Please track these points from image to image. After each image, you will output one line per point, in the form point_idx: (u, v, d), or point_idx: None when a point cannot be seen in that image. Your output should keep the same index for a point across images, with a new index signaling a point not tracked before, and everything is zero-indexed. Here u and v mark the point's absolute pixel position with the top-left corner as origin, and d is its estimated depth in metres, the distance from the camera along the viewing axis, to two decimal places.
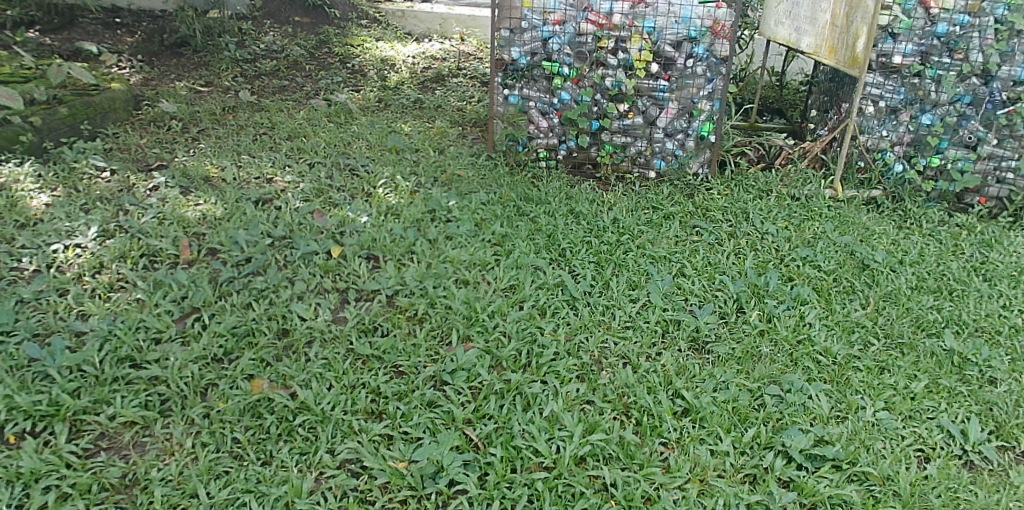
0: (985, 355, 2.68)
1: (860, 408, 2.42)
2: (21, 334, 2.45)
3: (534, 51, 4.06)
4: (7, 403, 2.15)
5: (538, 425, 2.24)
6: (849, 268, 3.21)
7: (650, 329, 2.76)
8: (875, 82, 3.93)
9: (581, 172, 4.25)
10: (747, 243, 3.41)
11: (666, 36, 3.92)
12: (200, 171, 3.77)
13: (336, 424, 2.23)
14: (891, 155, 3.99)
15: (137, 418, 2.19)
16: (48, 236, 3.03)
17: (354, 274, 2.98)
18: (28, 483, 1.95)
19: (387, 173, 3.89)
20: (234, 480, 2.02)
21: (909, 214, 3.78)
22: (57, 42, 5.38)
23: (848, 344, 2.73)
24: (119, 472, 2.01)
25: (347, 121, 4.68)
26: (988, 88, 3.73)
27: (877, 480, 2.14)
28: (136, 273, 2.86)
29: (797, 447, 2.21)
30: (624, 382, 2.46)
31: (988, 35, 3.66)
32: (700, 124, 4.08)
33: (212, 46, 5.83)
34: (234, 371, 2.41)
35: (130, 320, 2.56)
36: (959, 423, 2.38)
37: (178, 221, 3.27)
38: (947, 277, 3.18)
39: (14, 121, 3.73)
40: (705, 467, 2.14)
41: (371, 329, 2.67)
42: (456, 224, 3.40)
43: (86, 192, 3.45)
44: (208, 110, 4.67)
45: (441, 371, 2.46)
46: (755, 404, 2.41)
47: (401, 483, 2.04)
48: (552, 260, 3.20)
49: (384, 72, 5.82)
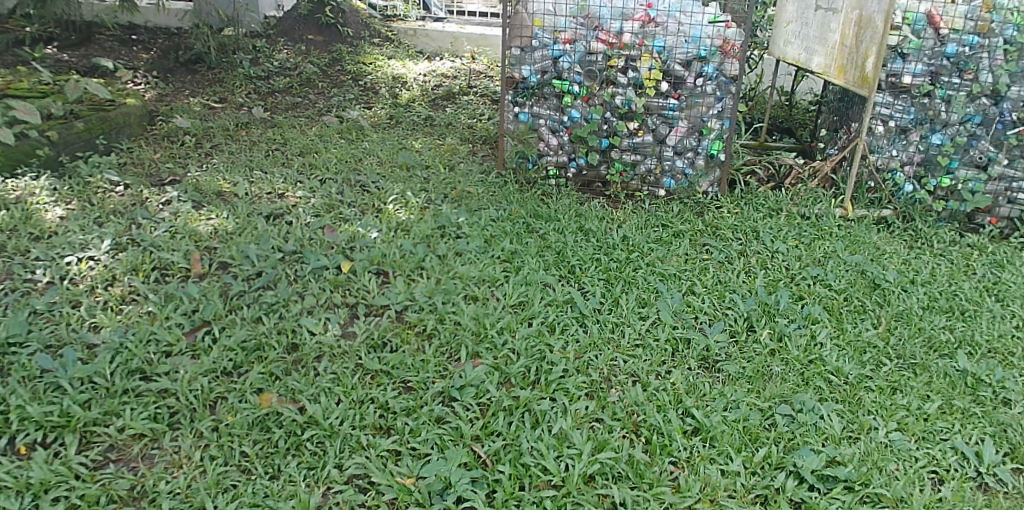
0: (999, 376, 2.65)
1: (872, 428, 2.39)
2: (34, 345, 2.46)
3: (544, 70, 4.09)
4: (18, 413, 2.16)
5: (547, 443, 2.23)
6: (859, 287, 3.20)
7: (660, 348, 2.74)
8: (885, 102, 3.94)
9: (591, 190, 4.25)
10: (758, 261, 3.40)
11: (676, 55, 3.94)
12: (212, 186, 3.80)
13: (344, 439, 2.23)
14: (901, 175, 3.97)
15: (146, 431, 2.19)
16: (62, 249, 3.06)
17: (363, 289, 2.98)
18: (36, 494, 1.94)
19: (398, 190, 3.91)
20: (241, 494, 2.02)
21: (920, 234, 3.76)
22: (74, 59, 5.46)
23: (859, 364, 2.71)
24: (128, 485, 2.00)
25: (358, 138, 4.71)
26: (998, 108, 3.73)
27: (890, 502, 2.11)
28: (148, 286, 2.87)
29: (808, 468, 2.18)
30: (633, 400, 2.45)
31: (998, 55, 3.67)
32: (709, 142, 4.08)
33: (226, 63, 5.90)
34: (244, 385, 2.41)
35: (142, 332, 2.57)
36: (973, 445, 2.35)
37: (190, 235, 3.29)
38: (959, 297, 3.16)
39: (31, 135, 3.79)
40: (715, 487, 2.12)
41: (380, 345, 2.66)
42: (465, 240, 3.40)
43: (100, 206, 3.48)
44: (222, 126, 4.72)
45: (450, 387, 2.45)
46: (766, 423, 2.39)
47: (409, 499, 2.03)
48: (562, 277, 3.20)
49: (396, 90, 5.87)
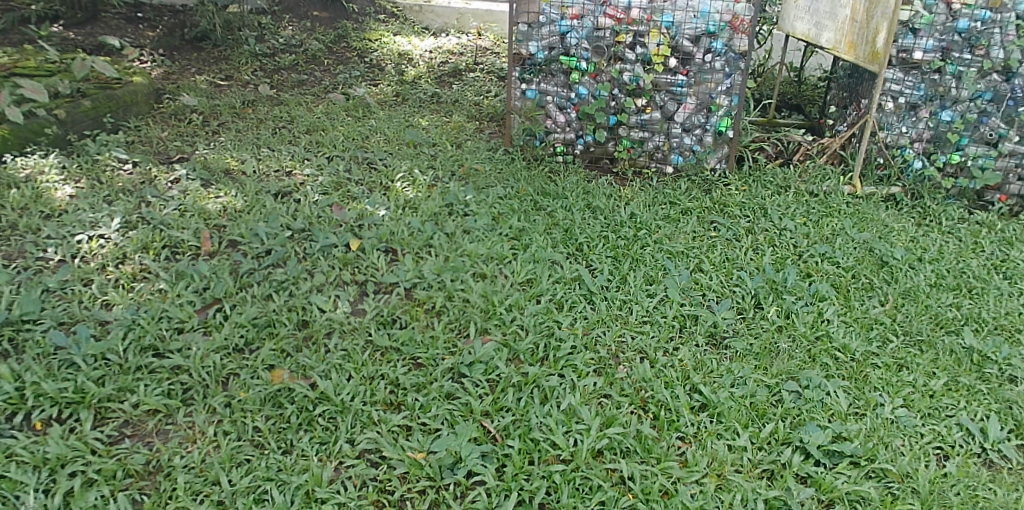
0: (1005, 353, 2.66)
1: (878, 405, 2.41)
2: (48, 323, 2.49)
3: (551, 46, 4.06)
4: (34, 389, 2.19)
5: (556, 418, 2.26)
6: (868, 265, 3.20)
7: (667, 324, 2.76)
8: (895, 78, 3.89)
9: (598, 167, 4.24)
10: (765, 238, 3.40)
11: (684, 31, 3.90)
12: (220, 164, 3.82)
13: (355, 415, 2.25)
14: (910, 152, 3.94)
15: (160, 406, 2.22)
16: (73, 227, 3.07)
17: (372, 267, 3.00)
18: (54, 468, 1.98)
19: (405, 167, 3.91)
20: (255, 468, 2.05)
21: (929, 211, 3.75)
22: (80, 37, 5.44)
23: (866, 341, 2.72)
24: (143, 459, 2.04)
25: (365, 115, 4.69)
26: (1010, 84, 3.69)
27: (895, 477, 2.14)
28: (159, 264, 2.89)
29: (815, 443, 2.21)
30: (641, 377, 2.47)
31: (1010, 31, 3.61)
32: (718, 119, 4.05)
33: (232, 40, 5.88)
34: (255, 361, 2.44)
35: (153, 310, 2.59)
36: (977, 422, 2.37)
37: (199, 213, 3.30)
38: (967, 275, 3.15)
39: (39, 113, 3.79)
40: (722, 462, 2.15)
41: (390, 322, 2.69)
42: (473, 218, 3.41)
43: (109, 184, 3.49)
44: (228, 104, 4.71)
45: (460, 363, 2.47)
46: (773, 399, 2.41)
47: (420, 473, 2.06)
48: (569, 254, 3.21)
49: (402, 67, 5.83)
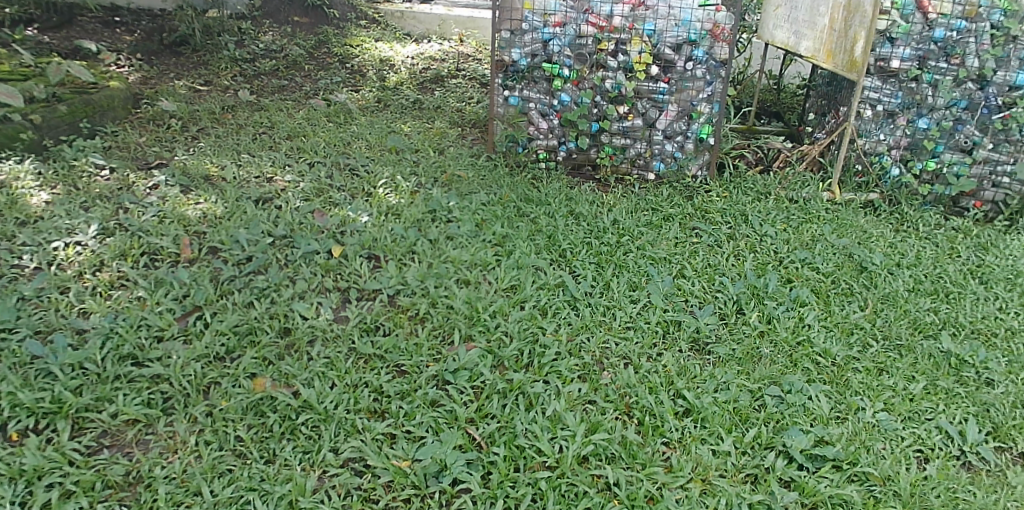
0: (982, 357, 2.70)
1: (860, 409, 2.44)
2: (24, 331, 2.44)
3: (534, 53, 4.08)
4: (10, 400, 2.14)
5: (541, 425, 2.25)
6: (847, 270, 3.24)
7: (651, 330, 2.77)
8: (873, 86, 3.96)
9: (581, 173, 4.25)
10: (746, 244, 3.43)
11: (666, 39, 3.93)
12: (200, 170, 3.78)
13: (338, 423, 2.23)
14: (887, 159, 4.01)
15: (139, 416, 2.19)
16: (49, 234, 3.02)
17: (355, 274, 2.97)
18: (30, 480, 1.94)
19: (387, 174, 3.89)
20: (237, 478, 2.02)
21: (906, 218, 3.81)
22: (55, 41, 5.36)
23: (847, 346, 2.75)
24: (123, 470, 2.00)
25: (347, 121, 4.67)
26: (984, 93, 3.76)
27: (877, 480, 2.16)
28: (137, 271, 2.85)
29: (797, 448, 2.22)
30: (625, 383, 2.47)
31: (985, 40, 3.68)
32: (699, 126, 4.09)
33: (211, 45, 5.82)
34: (237, 370, 2.40)
35: (132, 318, 2.55)
36: (956, 425, 2.40)
37: (179, 219, 3.26)
38: (944, 279, 3.20)
39: (14, 118, 3.73)
40: (707, 467, 2.16)
41: (373, 329, 2.67)
42: (456, 224, 3.40)
43: (86, 191, 3.43)
44: (208, 109, 4.66)
45: (444, 370, 2.46)
46: (756, 404, 2.43)
47: (405, 482, 2.05)
48: (553, 261, 3.21)
49: (384, 73, 5.82)
